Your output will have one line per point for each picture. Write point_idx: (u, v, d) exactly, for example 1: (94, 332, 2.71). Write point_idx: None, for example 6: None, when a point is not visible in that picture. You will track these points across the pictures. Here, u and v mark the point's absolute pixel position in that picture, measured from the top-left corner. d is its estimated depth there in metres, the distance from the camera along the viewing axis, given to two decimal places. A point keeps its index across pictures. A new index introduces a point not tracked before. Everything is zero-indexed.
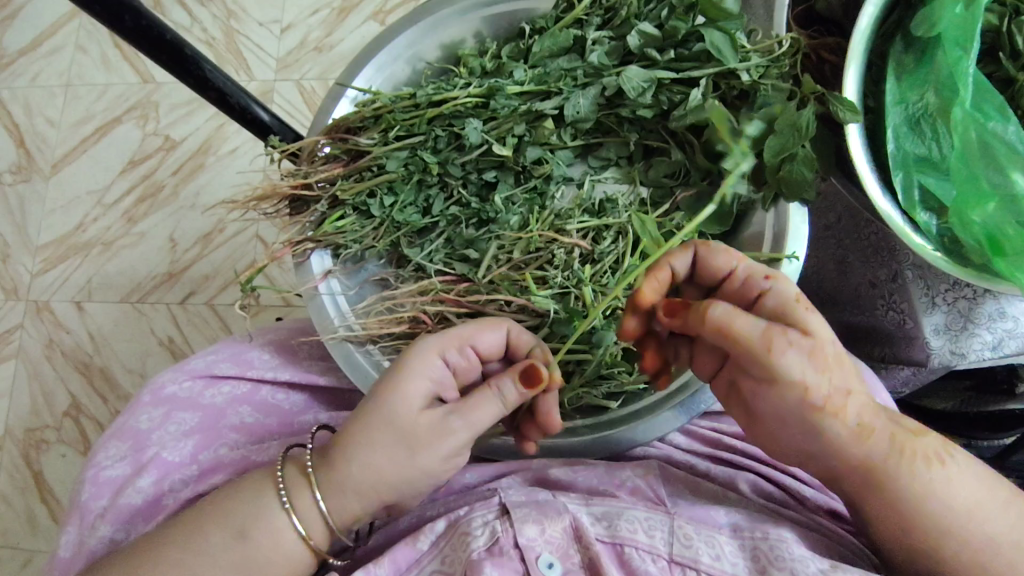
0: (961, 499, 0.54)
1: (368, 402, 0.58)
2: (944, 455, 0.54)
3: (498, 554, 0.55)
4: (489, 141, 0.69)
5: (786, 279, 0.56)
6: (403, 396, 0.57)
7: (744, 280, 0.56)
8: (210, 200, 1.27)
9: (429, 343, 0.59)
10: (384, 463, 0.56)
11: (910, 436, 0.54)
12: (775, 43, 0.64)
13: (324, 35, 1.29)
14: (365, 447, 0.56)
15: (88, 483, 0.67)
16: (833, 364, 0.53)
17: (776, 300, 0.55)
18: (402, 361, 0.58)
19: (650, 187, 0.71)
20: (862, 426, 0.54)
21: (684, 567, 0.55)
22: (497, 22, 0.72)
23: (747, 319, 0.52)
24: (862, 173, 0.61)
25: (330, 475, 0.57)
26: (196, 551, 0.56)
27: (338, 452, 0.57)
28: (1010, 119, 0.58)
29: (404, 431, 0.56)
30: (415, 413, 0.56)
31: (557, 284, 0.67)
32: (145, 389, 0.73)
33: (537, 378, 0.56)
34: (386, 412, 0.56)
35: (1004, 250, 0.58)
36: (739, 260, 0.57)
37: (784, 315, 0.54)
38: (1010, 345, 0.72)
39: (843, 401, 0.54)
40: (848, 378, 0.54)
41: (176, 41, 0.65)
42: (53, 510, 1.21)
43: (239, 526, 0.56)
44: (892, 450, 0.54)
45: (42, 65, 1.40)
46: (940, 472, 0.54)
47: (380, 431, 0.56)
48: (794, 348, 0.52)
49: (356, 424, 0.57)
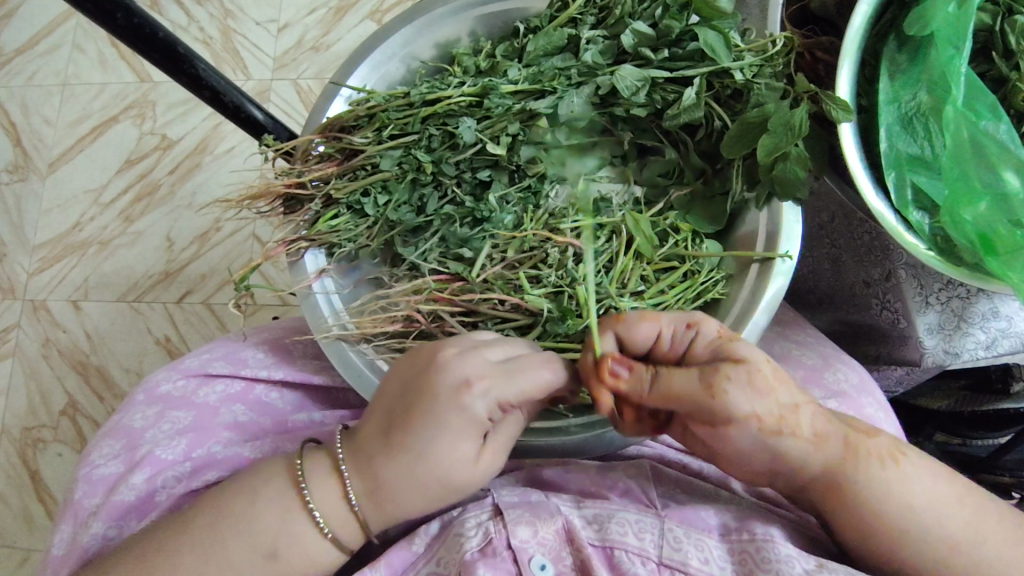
0: (921, 494, 0.55)
1: (407, 451, 0.55)
2: (899, 453, 0.56)
3: (491, 555, 0.55)
4: (483, 141, 0.69)
5: (706, 318, 0.58)
6: (454, 455, 0.55)
7: (672, 337, 0.58)
8: (206, 199, 1.27)
9: (476, 402, 0.54)
10: (432, 505, 0.58)
11: (864, 439, 0.56)
12: (768, 43, 0.64)
13: (321, 34, 1.29)
14: (413, 492, 0.56)
15: (82, 481, 0.68)
16: (775, 385, 0.54)
17: (706, 347, 0.56)
18: (445, 416, 0.54)
19: (645, 186, 0.72)
20: (819, 436, 0.55)
21: (674, 570, 0.55)
22: (491, 21, 0.72)
23: (679, 371, 0.54)
24: (855, 173, 0.61)
25: (372, 509, 0.57)
26: (221, 563, 0.56)
27: (383, 493, 0.56)
28: (1001, 117, 0.58)
29: (454, 485, 0.56)
30: (469, 469, 0.55)
31: (551, 283, 0.67)
32: (140, 388, 0.73)
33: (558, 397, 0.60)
34: (436, 468, 0.55)
35: (996, 249, 0.58)
36: (658, 320, 0.58)
37: (718, 353, 0.56)
38: (1004, 345, 0.73)
39: (792, 416, 0.55)
40: (791, 393, 0.55)
41: (169, 40, 0.65)
42: (49, 509, 1.21)
43: (267, 547, 0.57)
44: (848, 451, 0.55)
45: (39, 64, 1.40)
46: (896, 471, 0.55)
47: (430, 482, 0.55)
48: (732, 383, 0.53)
49: (401, 473, 0.55)
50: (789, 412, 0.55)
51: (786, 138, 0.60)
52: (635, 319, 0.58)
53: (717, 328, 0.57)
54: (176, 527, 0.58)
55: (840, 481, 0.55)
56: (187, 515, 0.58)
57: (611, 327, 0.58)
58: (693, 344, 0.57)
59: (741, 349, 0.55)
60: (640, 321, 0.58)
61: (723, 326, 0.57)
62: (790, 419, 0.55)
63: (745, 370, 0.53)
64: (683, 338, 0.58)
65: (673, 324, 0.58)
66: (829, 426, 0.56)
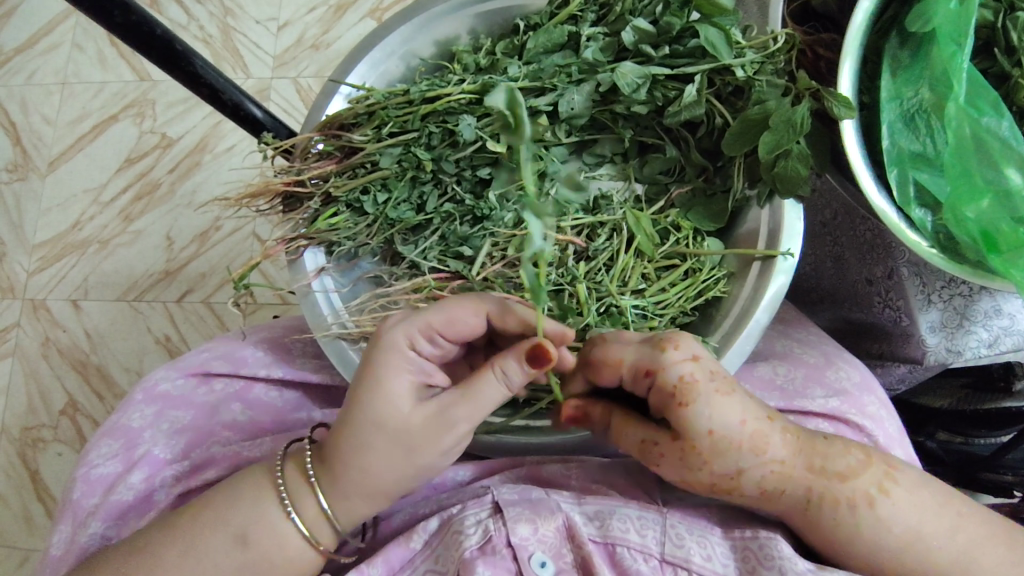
0: (899, 532, 0.54)
1: (348, 407, 0.55)
2: (877, 494, 0.54)
3: (491, 553, 0.55)
4: (483, 138, 0.68)
5: (667, 366, 0.54)
6: (389, 394, 0.54)
7: (633, 379, 0.57)
8: (205, 197, 1.27)
9: (396, 330, 0.57)
10: (384, 469, 0.55)
11: (834, 485, 0.54)
12: (770, 39, 0.64)
13: (321, 33, 1.29)
14: (361, 453, 0.54)
15: (81, 481, 0.67)
16: (714, 458, 0.54)
17: (660, 399, 0.55)
18: (376, 356, 0.56)
19: (646, 183, 0.71)
20: (767, 491, 0.56)
21: (676, 567, 0.55)
22: (490, 18, 0.72)
23: (625, 432, 0.58)
24: (856, 169, 0.61)
25: (331, 482, 0.56)
26: (199, 558, 0.56)
27: (335, 460, 0.56)
28: (1004, 114, 0.58)
29: (399, 435, 0.54)
30: (407, 411, 0.54)
31: (551, 281, 0.66)
32: (138, 387, 0.73)
33: (545, 357, 0.52)
34: (375, 415, 0.54)
35: (998, 246, 0.58)
36: (619, 366, 0.57)
37: (667, 412, 0.55)
38: (1005, 342, 0.73)
39: (735, 482, 0.55)
40: (738, 459, 0.54)
41: (166, 37, 0.64)
42: (48, 508, 1.20)
43: (241, 536, 0.56)
44: (808, 501, 0.55)
45: (38, 62, 1.39)
46: (870, 515, 0.54)
47: (373, 435, 0.54)
48: (665, 458, 0.56)
49: (344, 426, 0.55)
50: (729, 479, 0.55)
51: (789, 135, 0.59)
52: (600, 363, 0.58)
53: (675, 383, 0.54)
54: (167, 524, 0.57)
55: (806, 524, 0.56)
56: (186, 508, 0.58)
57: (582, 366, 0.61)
58: (649, 392, 0.56)
59: (685, 421, 0.54)
60: (605, 366, 0.58)
61: (682, 380, 0.54)
62: (731, 485, 0.56)
63: (678, 449, 0.55)
64: (643, 381, 0.56)
65: (632, 373, 0.57)
66: (788, 480, 0.55)
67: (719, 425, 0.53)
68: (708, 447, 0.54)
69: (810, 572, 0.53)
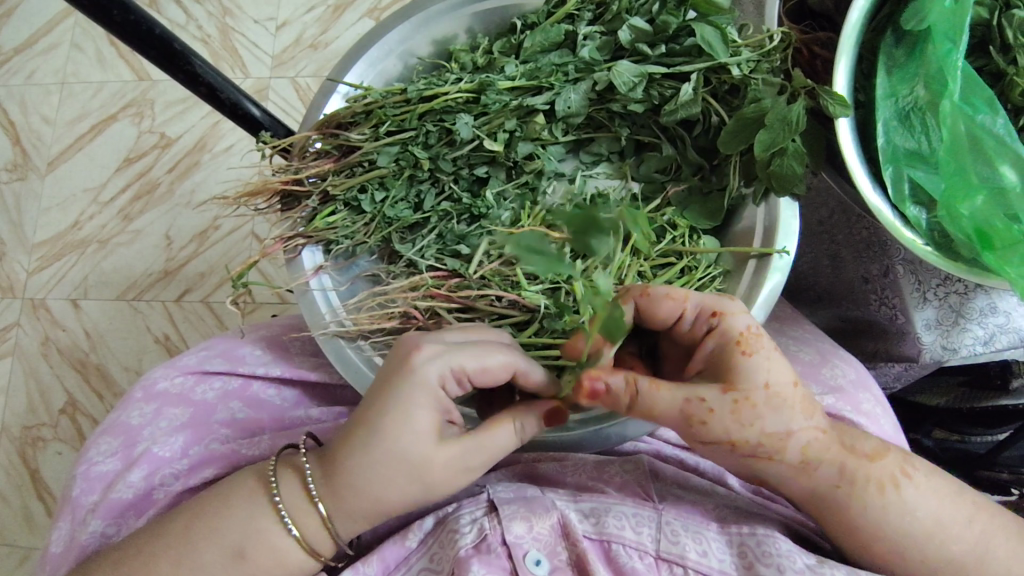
0: (923, 518, 0.55)
1: (368, 435, 0.54)
2: (902, 477, 0.55)
3: (485, 551, 0.55)
4: (480, 137, 0.69)
5: (736, 313, 0.55)
6: (414, 432, 0.54)
7: (693, 319, 0.56)
8: (204, 196, 1.27)
9: (427, 371, 0.54)
10: (393, 494, 0.55)
11: (865, 464, 0.55)
12: (765, 38, 0.64)
13: (319, 33, 1.29)
14: (381, 485, 0.54)
15: (81, 478, 0.68)
16: (767, 413, 0.53)
17: (719, 345, 0.54)
18: (403, 393, 0.54)
19: (642, 182, 0.71)
20: (806, 462, 0.55)
21: (671, 564, 0.55)
22: (486, 17, 0.72)
23: (667, 391, 0.52)
24: (851, 168, 0.61)
25: (334, 498, 0.56)
26: (193, 563, 0.56)
27: (343, 481, 0.55)
28: (998, 111, 0.58)
29: (418, 472, 0.54)
30: (432, 451, 0.54)
31: (548, 280, 0.67)
32: (137, 385, 0.73)
33: (560, 418, 0.57)
34: (399, 452, 0.54)
35: (993, 243, 0.58)
36: (685, 301, 0.55)
37: (725, 359, 0.54)
38: (1000, 341, 0.74)
39: (782, 443, 0.54)
40: (786, 419, 0.53)
41: (165, 36, 0.65)
42: (48, 506, 1.21)
43: (237, 545, 0.57)
44: (841, 479, 0.55)
45: (37, 62, 1.40)
46: (896, 497, 0.55)
47: (393, 467, 0.54)
48: (714, 413, 0.52)
49: (360, 455, 0.54)
50: (777, 440, 0.54)
51: (783, 133, 0.60)
52: (661, 295, 0.56)
53: (742, 328, 0.54)
54: (161, 530, 0.58)
55: (839, 507, 0.55)
56: (184, 510, 0.59)
57: (635, 295, 0.56)
58: (708, 336, 0.55)
59: (746, 370, 0.53)
60: (666, 299, 0.56)
61: (749, 328, 0.54)
62: (775, 447, 0.54)
63: (732, 400, 0.52)
64: (704, 324, 0.56)
65: (698, 307, 0.55)
66: (827, 452, 0.55)
67: (776, 379, 0.53)
68: (762, 400, 0.53)
69: (807, 569, 0.54)
